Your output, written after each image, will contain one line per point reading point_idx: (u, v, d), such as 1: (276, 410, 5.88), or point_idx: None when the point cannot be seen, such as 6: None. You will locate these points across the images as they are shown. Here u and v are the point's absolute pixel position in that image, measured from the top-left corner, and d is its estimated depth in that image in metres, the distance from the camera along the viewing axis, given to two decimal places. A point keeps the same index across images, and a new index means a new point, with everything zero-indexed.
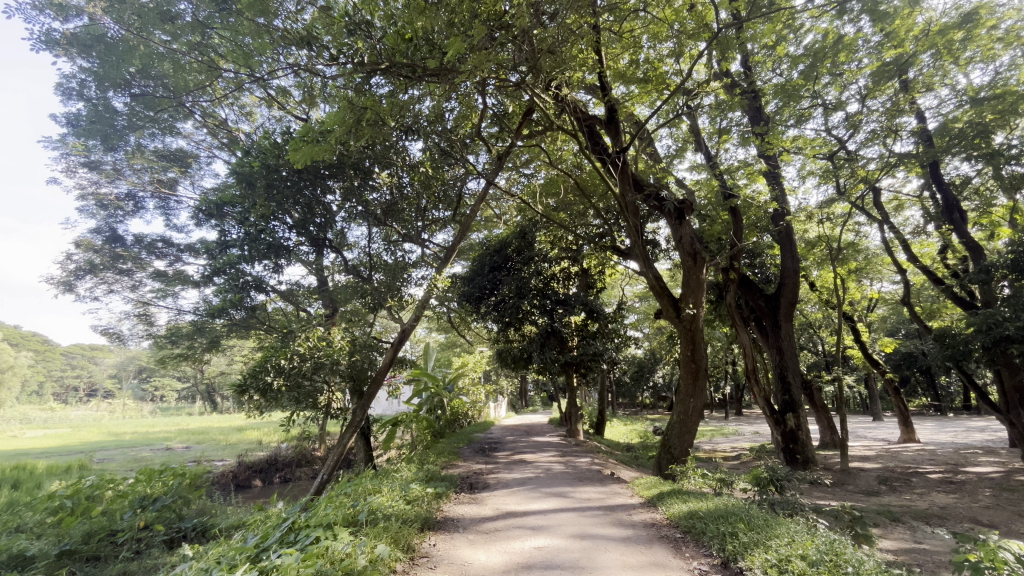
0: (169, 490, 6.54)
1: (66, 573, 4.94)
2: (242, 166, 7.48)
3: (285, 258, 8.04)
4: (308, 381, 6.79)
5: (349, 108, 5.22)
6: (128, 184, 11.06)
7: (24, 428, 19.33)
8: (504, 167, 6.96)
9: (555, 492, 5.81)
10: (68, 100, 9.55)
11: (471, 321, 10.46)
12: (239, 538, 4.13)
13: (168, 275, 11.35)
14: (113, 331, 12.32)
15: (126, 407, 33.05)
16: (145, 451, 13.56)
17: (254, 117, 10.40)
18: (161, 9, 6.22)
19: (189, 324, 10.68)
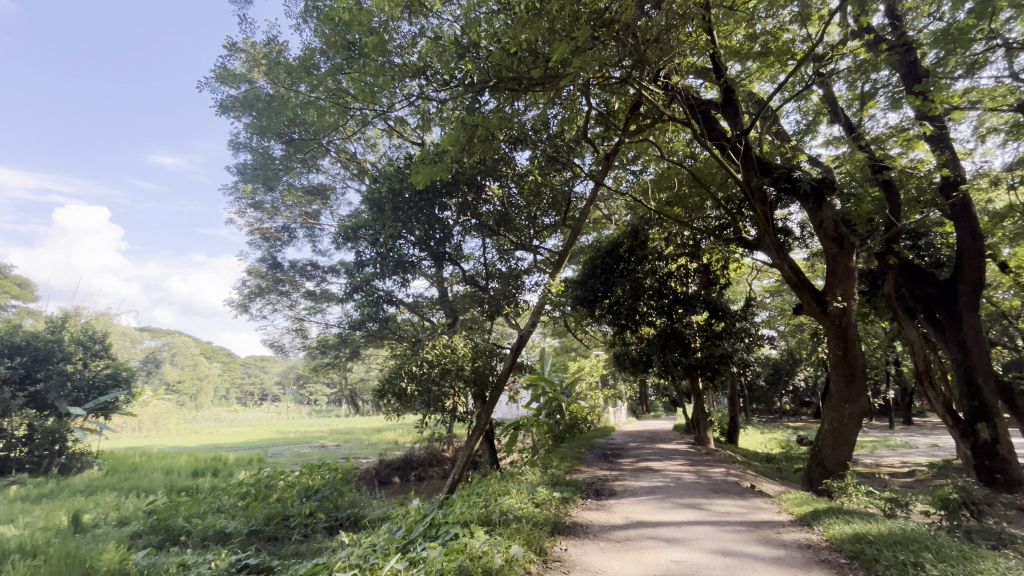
0: (328, 483, 7.43)
1: (255, 549, 5.85)
2: (372, 193, 8.31)
3: (410, 273, 8.72)
4: (437, 386, 7.30)
5: (462, 128, 5.56)
6: (284, 218, 12.94)
7: (218, 427, 23.45)
8: (612, 167, 6.80)
9: (688, 503, 5.47)
10: (238, 153, 11.59)
11: (585, 325, 10.32)
12: (387, 530, 4.54)
13: (316, 294, 12.99)
14: (278, 344, 14.45)
15: (289, 409, 38.42)
16: (306, 448, 15.60)
17: (378, 148, 11.50)
18: (304, 65, 7.28)
19: (335, 337, 12.11)
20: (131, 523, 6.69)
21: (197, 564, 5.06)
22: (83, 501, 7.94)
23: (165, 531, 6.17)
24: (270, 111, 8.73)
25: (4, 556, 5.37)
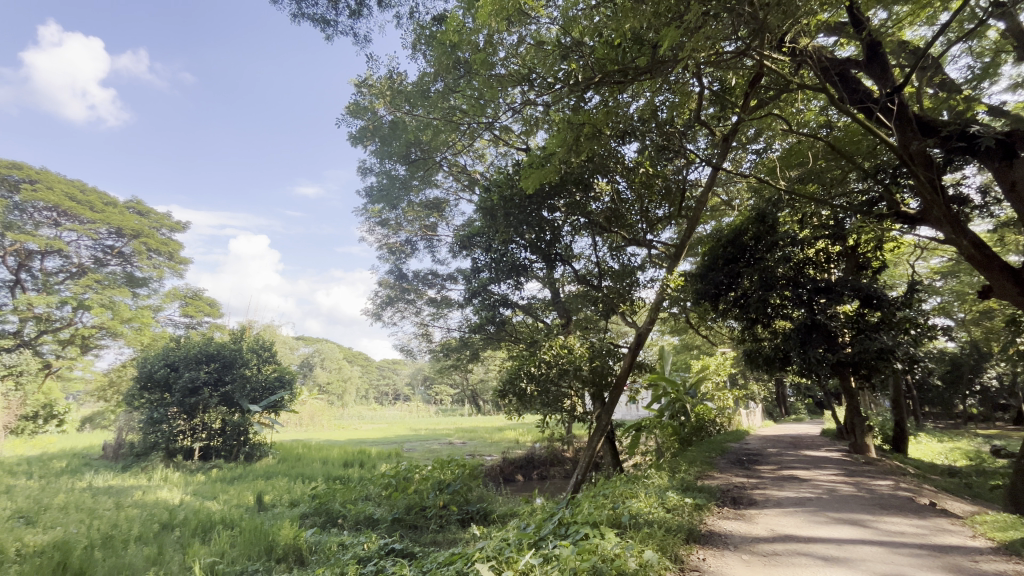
0: (458, 478, 7.89)
1: (400, 535, 6.41)
2: (484, 202, 8.53)
3: (523, 276, 8.87)
4: (555, 387, 7.38)
5: (569, 128, 5.56)
6: (406, 232, 14.07)
7: (362, 424, 26.25)
8: (731, 148, 6.45)
9: (848, 519, 4.81)
10: (366, 178, 12.93)
11: (708, 322, 9.48)
12: (515, 526, 4.70)
13: (438, 300, 13.93)
14: (407, 348, 15.76)
15: (419, 407, 41.61)
16: (436, 444, 16.74)
17: (486, 157, 11.98)
18: (416, 89, 7.89)
19: (456, 340, 12.86)
20: (299, 504, 7.80)
21: (353, 545, 5.71)
22: (264, 484, 9.45)
23: (326, 514, 7.05)
24: (390, 136, 9.62)
25: (212, 525, 6.62)
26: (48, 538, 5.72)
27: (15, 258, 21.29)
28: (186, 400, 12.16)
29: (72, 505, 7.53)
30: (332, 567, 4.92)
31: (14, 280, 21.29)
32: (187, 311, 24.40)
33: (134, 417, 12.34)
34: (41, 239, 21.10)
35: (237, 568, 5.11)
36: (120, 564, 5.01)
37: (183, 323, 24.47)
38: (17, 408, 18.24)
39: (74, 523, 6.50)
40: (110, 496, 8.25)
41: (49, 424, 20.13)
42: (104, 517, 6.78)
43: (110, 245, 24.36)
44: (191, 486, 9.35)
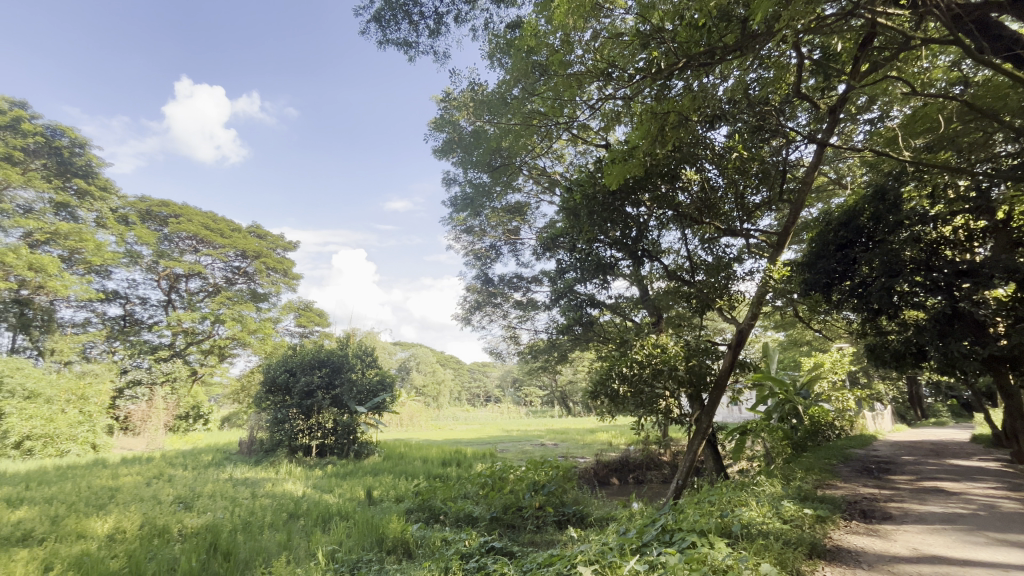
0: (552, 479, 7.89)
1: (499, 534, 6.54)
2: (567, 202, 8.35)
3: (610, 274, 8.64)
4: (650, 387, 7.11)
5: (653, 119, 5.40)
6: (491, 238, 14.41)
7: (457, 425, 27.27)
8: (839, 121, 5.89)
9: (1015, 542, 4.07)
10: (451, 188, 13.50)
11: (819, 315, 8.54)
12: (614, 530, 4.61)
13: (525, 303, 14.08)
14: (496, 351, 16.11)
15: (510, 409, 42.27)
16: (529, 445, 16.91)
17: (564, 158, 11.93)
18: (494, 98, 8.08)
19: (544, 342, 12.91)
20: (404, 500, 8.29)
21: (455, 541, 5.92)
22: (372, 480, 10.20)
23: (429, 510, 7.42)
24: (470, 146, 9.96)
25: (331, 516, 7.28)
26: (202, 521, 6.67)
27: (167, 281, 25.72)
28: (304, 402, 13.46)
29: (217, 493, 8.68)
30: (437, 561, 5.15)
31: (167, 299, 25.71)
32: (301, 322, 27.11)
33: (263, 417, 13.93)
34: (186, 264, 24.67)
35: (353, 556, 5.54)
36: (258, 547, 5.67)
37: (298, 332, 27.24)
38: (173, 408, 21.47)
39: (220, 509, 7.48)
40: (247, 486, 9.39)
41: (198, 423, 23.42)
42: (242, 505, 7.73)
43: (237, 266, 27.85)
44: (311, 480, 10.35)
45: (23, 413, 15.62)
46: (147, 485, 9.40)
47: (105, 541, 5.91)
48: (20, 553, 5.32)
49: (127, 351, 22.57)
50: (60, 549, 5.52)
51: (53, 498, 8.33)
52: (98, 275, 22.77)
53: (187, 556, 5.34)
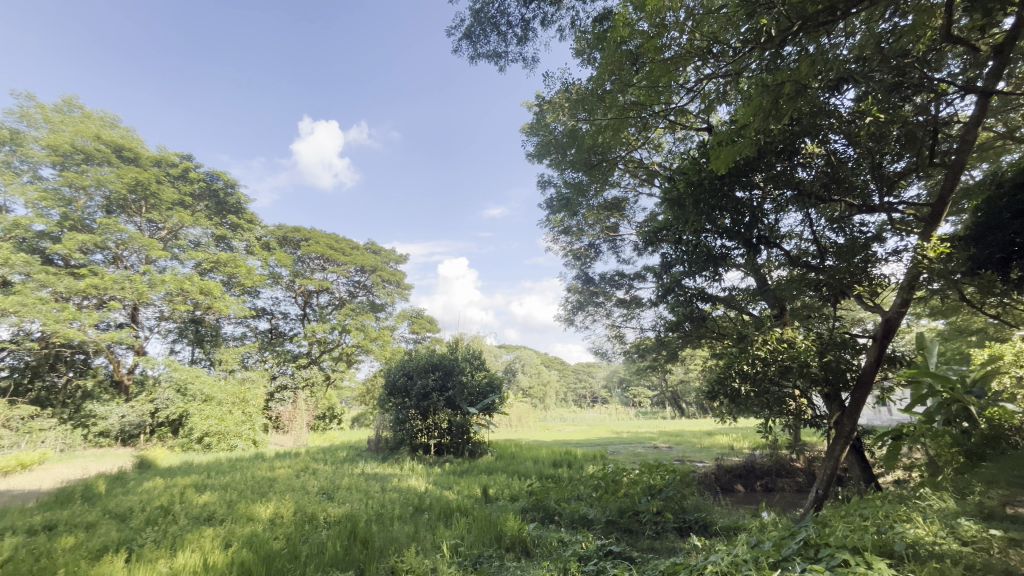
0: (670, 484, 7.50)
1: (617, 538, 6.35)
2: (669, 192, 7.90)
3: (722, 266, 8.06)
4: (776, 387, 6.51)
5: (765, 92, 4.90)
6: (589, 237, 14.28)
7: (565, 427, 27.32)
8: (1009, 62, 4.92)
9: None
10: (546, 190, 13.64)
11: (994, 296, 6.63)
12: (745, 541, 4.28)
13: (628, 301, 13.68)
14: (601, 350, 15.85)
15: (618, 410, 41.39)
16: (641, 447, 16.34)
17: (663, 147, 11.44)
18: (584, 95, 8.00)
19: (651, 340, 12.42)
20: (518, 499, 8.49)
21: (571, 542, 5.91)
22: (487, 478, 10.60)
23: (544, 510, 7.51)
24: (562, 146, 9.97)
25: (452, 511, 7.69)
26: (342, 511, 7.45)
27: (302, 297, 29.26)
28: (421, 403, 14.40)
29: (353, 486, 9.64)
30: (555, 561, 5.19)
31: (303, 313, 29.23)
32: (414, 329, 29.12)
33: (387, 417, 15.20)
34: (316, 281, 27.84)
35: (475, 551, 5.78)
36: (390, 536, 6.16)
37: (413, 338, 29.29)
38: (313, 409, 24.32)
39: (356, 500, 8.31)
40: (377, 481, 10.30)
41: (333, 422, 26.26)
42: (375, 498, 8.50)
43: (358, 280, 30.77)
44: (432, 476, 11.05)
45: (202, 413, 18.78)
46: (296, 477, 10.76)
47: (268, 524, 6.86)
48: (207, 530, 6.41)
49: (275, 359, 26.01)
50: (235, 529, 6.52)
51: (227, 486, 9.89)
52: (250, 295, 26.62)
53: (333, 541, 6.01)
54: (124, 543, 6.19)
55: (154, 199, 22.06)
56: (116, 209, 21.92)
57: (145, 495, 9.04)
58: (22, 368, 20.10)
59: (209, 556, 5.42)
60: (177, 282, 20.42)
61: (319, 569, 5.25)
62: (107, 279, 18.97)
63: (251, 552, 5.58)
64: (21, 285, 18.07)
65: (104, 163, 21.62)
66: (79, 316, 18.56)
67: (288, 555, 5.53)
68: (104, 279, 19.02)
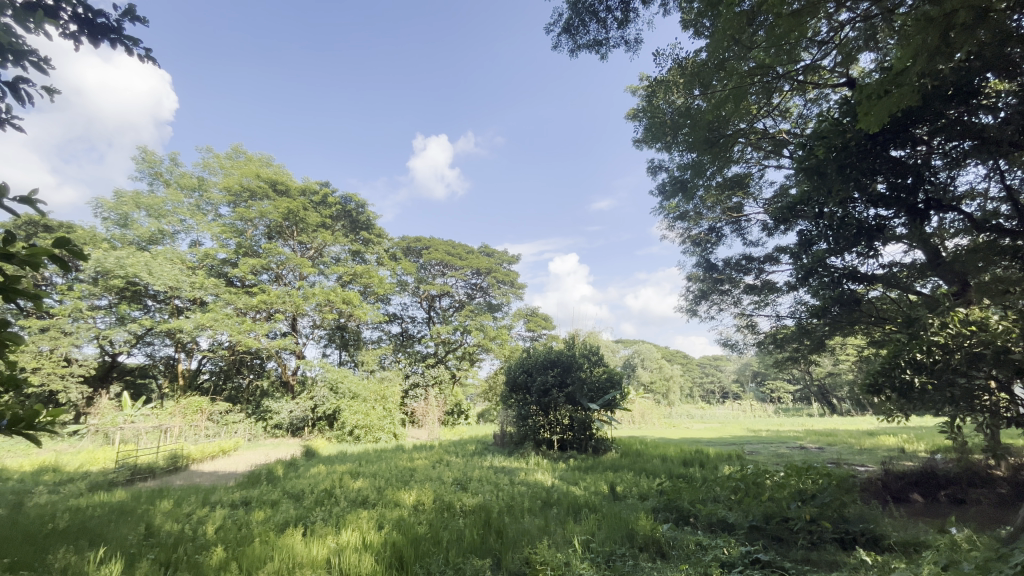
0: (824, 489, 6.63)
1: (763, 546, 5.77)
2: (806, 161, 7.04)
3: (878, 240, 6.97)
4: (963, 379, 5.44)
5: (930, 27, 4.07)
6: (708, 221, 13.32)
7: (693, 425, 25.79)
8: None
9: None
10: (658, 175, 13.06)
11: None
12: (933, 561, 3.62)
13: (759, 286, 12.48)
14: (729, 342, 14.71)
15: (754, 407, 37.93)
16: (784, 448, 14.73)
17: (791, 112, 10.23)
18: (695, 67, 7.45)
19: (791, 328, 11.17)
20: (648, 498, 8.22)
21: (711, 547, 5.53)
22: (613, 475, 10.42)
23: (677, 511, 7.15)
24: (672, 128, 9.44)
25: (580, 506, 7.69)
26: (476, 501, 7.87)
27: (427, 302, 31.57)
28: (542, 399, 14.69)
29: (483, 478, 10.15)
30: (694, 565, 4.94)
31: (429, 316, 31.57)
32: (530, 327, 29.78)
33: (510, 412, 15.79)
34: (438, 286, 29.83)
35: (607, 548, 5.71)
36: (522, 528, 6.35)
37: (530, 336, 29.98)
38: (443, 405, 26.09)
39: (488, 492, 8.73)
40: (506, 474, 10.72)
41: (460, 418, 27.93)
42: (505, 490, 8.85)
43: (475, 283, 32.34)
44: (557, 472, 11.18)
45: (351, 409, 21.28)
46: (433, 468, 11.66)
47: (413, 509, 7.54)
48: (363, 513, 7.22)
49: (407, 360, 28.48)
50: (386, 512, 7.26)
51: (375, 474, 11.08)
52: (383, 302, 29.47)
53: (470, 529, 6.38)
54: (300, 519, 7.23)
55: (303, 224, 25.46)
56: (275, 235, 25.83)
57: (312, 479, 10.53)
58: (217, 371, 25.54)
59: (366, 535, 6.10)
60: (324, 294, 23.30)
61: (460, 554, 5.63)
62: (272, 295, 22.35)
63: (401, 534, 6.18)
64: (213, 304, 22.21)
65: (264, 196, 25.41)
66: (255, 327, 22.14)
67: (432, 539, 5.99)
68: (270, 295, 22.44)
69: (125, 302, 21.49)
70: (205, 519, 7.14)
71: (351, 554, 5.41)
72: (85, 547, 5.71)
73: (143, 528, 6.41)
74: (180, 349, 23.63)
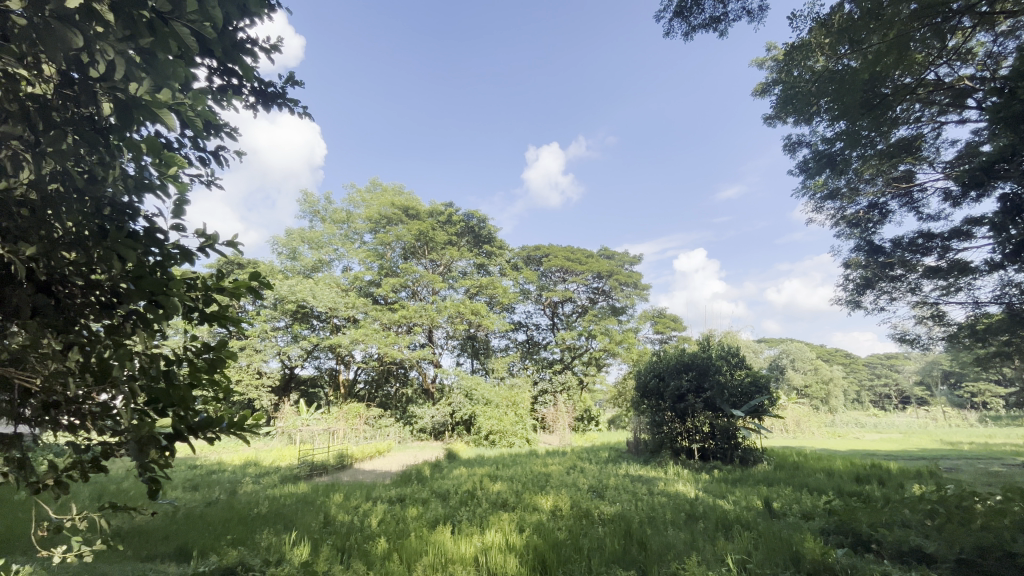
0: None
1: None
2: (998, 109, 5.72)
3: None
4: None
5: None
6: (868, 196, 11.49)
7: (865, 435, 22.18)
8: None
9: None
10: (798, 152, 11.65)
11: None
12: None
13: (944, 268, 10.38)
14: (907, 337, 12.43)
15: (949, 415, 31.30)
16: (999, 465, 11.86)
17: (975, 52, 8.38)
18: (836, 24, 6.53)
19: (998, 317, 9.06)
20: (815, 518, 7.21)
21: None
22: (768, 490, 9.38)
23: (853, 535, 6.18)
24: (808, 98, 8.40)
25: (730, 522, 7.05)
26: (614, 510, 7.65)
27: (551, 309, 31.95)
28: (677, 406, 13.91)
29: (620, 486, 9.87)
30: None
31: (553, 323, 31.94)
32: (658, 329, 28.43)
33: (643, 419, 15.22)
34: (559, 292, 30.03)
35: (768, 571, 5.14)
36: (667, 542, 6.02)
37: (659, 339, 28.67)
38: (573, 411, 26.04)
39: (626, 501, 8.45)
40: (644, 483, 10.29)
41: (590, 424, 27.66)
42: (644, 500, 8.51)
43: (597, 287, 31.86)
44: (701, 483, 10.41)
45: (486, 414, 22.35)
46: (567, 474, 11.70)
47: (551, 515, 7.61)
48: (504, 515, 7.50)
49: (535, 366, 29.22)
50: (526, 516, 7.45)
51: (512, 477, 11.48)
52: (509, 311, 30.56)
53: (610, 538, 6.24)
54: (449, 517, 7.75)
55: (433, 243, 27.59)
56: (410, 256, 28.36)
57: (456, 480, 11.25)
58: (371, 380, 28.82)
59: (509, 537, 6.32)
60: (454, 306, 24.91)
61: (603, 563, 5.53)
62: (411, 310, 24.56)
63: (541, 538, 6.28)
64: (364, 321, 25.10)
65: (399, 221, 28.10)
66: (398, 340, 24.51)
67: (573, 546, 5.98)
68: (409, 310, 24.67)
69: (297, 323, 25.34)
70: (369, 512, 8.06)
71: (496, 554, 5.65)
72: (282, 530, 6.82)
73: (322, 518, 7.44)
74: (341, 361, 27.10)
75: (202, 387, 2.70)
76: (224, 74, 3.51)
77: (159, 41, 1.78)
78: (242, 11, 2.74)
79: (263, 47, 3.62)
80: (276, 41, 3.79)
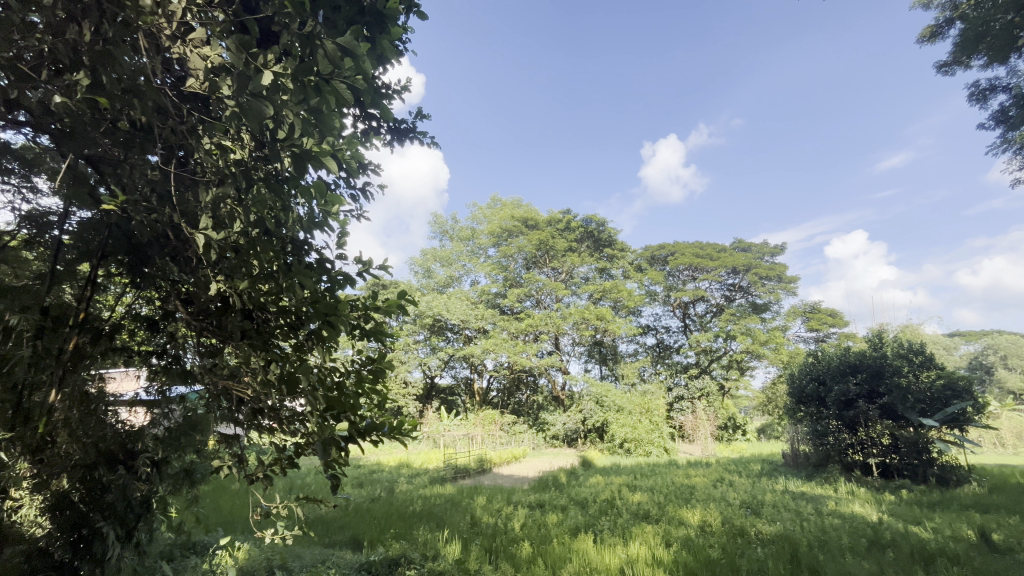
0: None
1: None
2: None
3: None
4: None
5: None
6: None
7: None
8: None
9: None
10: (991, 99, 9.53)
11: None
12: None
13: None
14: None
15: None
16: None
17: None
18: None
19: None
20: None
21: None
22: (983, 518, 7.61)
23: None
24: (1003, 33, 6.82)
25: (932, 555, 5.84)
26: (775, 530, 6.88)
27: (681, 310, 30.13)
28: (844, 414, 12.08)
29: (779, 503, 8.85)
30: None
31: (685, 325, 30.10)
32: (812, 326, 25.07)
33: (801, 429, 13.51)
34: (689, 291, 28.25)
35: None
36: (846, 571, 5.22)
37: (814, 337, 25.24)
38: (715, 419, 24.12)
39: (787, 520, 7.55)
40: (809, 501, 9.08)
41: (737, 433, 25.33)
42: (811, 521, 7.49)
43: (733, 283, 29.24)
44: (886, 505, 8.84)
45: (619, 422, 21.81)
46: (714, 487, 10.84)
47: (700, 530, 7.09)
48: (648, 527, 7.19)
49: (668, 371, 27.75)
50: (672, 529, 7.06)
51: (652, 488, 11.01)
52: (635, 314, 29.59)
53: (773, 562, 5.61)
54: (589, 526, 7.66)
55: (553, 250, 27.95)
56: (533, 266, 29.03)
57: (594, 488, 11.13)
58: (503, 388, 30.00)
59: (655, 550, 6.04)
60: (579, 312, 24.88)
61: None
62: (537, 319, 25.09)
63: (691, 554, 5.89)
64: (493, 331, 26.29)
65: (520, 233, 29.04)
66: (526, 348, 25.19)
67: (729, 566, 5.51)
68: (535, 319, 25.23)
69: (434, 336, 27.47)
70: (511, 516, 8.33)
71: (643, 567, 5.43)
72: (435, 527, 7.39)
73: (469, 518, 7.89)
74: (474, 370, 28.69)
75: (368, 396, 3.03)
76: (366, 119, 3.99)
77: (322, 100, 2.06)
78: (381, 61, 3.08)
79: (396, 90, 4.03)
80: (406, 82, 4.19)
